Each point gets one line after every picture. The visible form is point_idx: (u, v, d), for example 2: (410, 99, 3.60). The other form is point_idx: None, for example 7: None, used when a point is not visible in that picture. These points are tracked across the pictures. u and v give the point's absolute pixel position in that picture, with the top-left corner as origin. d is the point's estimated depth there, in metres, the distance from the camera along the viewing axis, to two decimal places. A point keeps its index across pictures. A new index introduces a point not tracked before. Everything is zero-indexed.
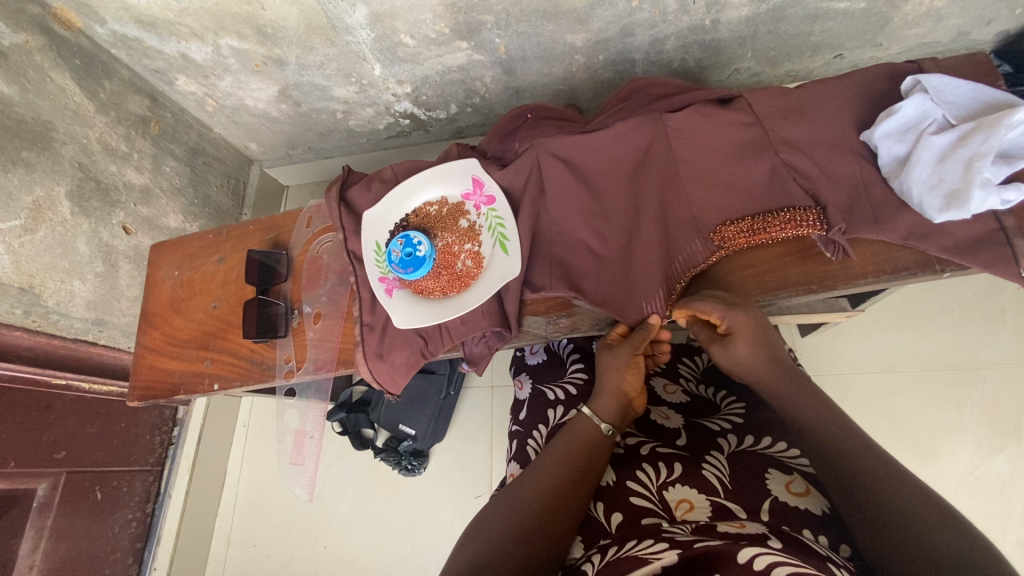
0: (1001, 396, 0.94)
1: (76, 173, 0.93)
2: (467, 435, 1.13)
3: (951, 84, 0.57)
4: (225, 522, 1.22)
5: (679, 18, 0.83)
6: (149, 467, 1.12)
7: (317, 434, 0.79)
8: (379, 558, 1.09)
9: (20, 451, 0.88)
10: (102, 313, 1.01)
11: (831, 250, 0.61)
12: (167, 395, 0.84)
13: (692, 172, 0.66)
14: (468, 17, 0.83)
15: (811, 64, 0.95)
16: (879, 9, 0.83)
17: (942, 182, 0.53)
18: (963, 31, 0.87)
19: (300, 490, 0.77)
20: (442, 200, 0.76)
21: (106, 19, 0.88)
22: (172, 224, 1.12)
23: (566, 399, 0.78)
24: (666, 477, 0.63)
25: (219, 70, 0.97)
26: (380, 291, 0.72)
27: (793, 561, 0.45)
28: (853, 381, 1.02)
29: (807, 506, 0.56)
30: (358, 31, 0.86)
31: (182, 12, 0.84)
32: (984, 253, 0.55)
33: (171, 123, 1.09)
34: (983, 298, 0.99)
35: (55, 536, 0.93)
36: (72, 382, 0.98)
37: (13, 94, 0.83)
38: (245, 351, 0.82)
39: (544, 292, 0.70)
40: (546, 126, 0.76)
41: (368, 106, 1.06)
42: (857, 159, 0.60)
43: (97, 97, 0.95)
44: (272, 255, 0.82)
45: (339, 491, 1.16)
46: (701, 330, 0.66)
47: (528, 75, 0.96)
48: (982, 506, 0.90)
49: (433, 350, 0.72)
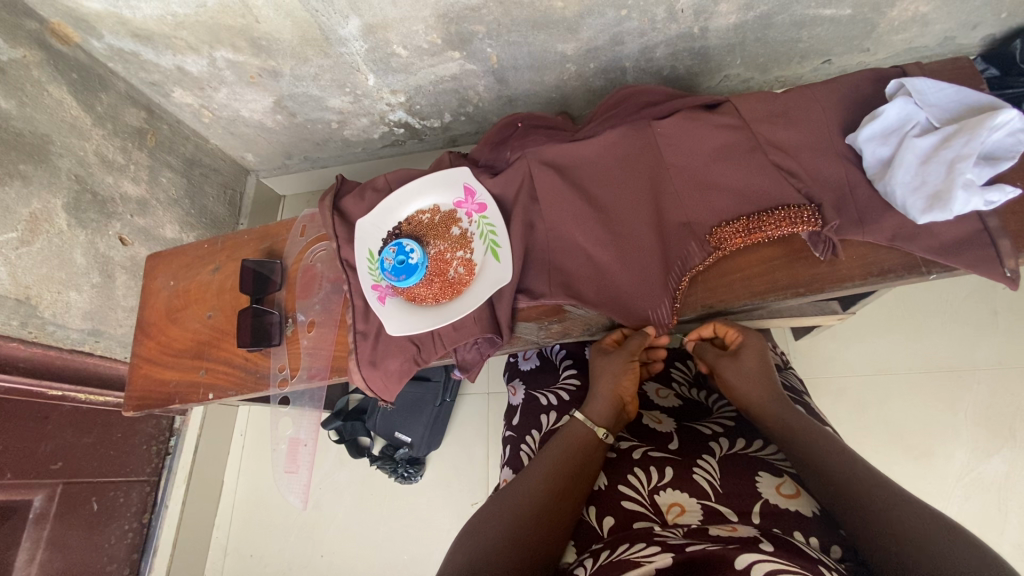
0: (995, 397, 0.94)
1: (73, 186, 0.94)
2: (464, 442, 1.13)
3: (935, 87, 0.58)
4: (222, 532, 1.21)
5: (667, 26, 0.84)
6: (146, 477, 1.12)
7: (311, 442, 0.79)
8: (377, 567, 1.08)
9: (16, 462, 0.88)
10: (98, 323, 1.02)
11: (821, 248, 0.61)
12: (162, 405, 0.85)
13: (683, 176, 0.66)
14: (459, 28, 0.84)
15: (800, 70, 0.97)
16: (864, 15, 0.84)
17: (925, 184, 0.54)
18: (949, 36, 0.88)
19: (295, 498, 0.77)
20: (435, 207, 0.76)
21: (102, 33, 0.89)
22: (168, 235, 1.13)
23: (559, 405, 0.78)
24: (657, 481, 0.63)
25: (215, 82, 0.99)
26: (373, 299, 0.73)
27: (789, 567, 0.44)
28: (848, 384, 1.02)
29: (797, 508, 0.56)
30: (351, 42, 0.87)
31: (177, 26, 0.85)
32: (968, 253, 0.55)
33: (167, 134, 1.10)
34: (975, 298, 0.99)
35: (51, 547, 0.93)
36: (69, 393, 0.98)
37: (10, 108, 0.84)
38: (240, 360, 0.82)
39: (544, 300, 0.69)
40: (536, 136, 0.76)
41: (362, 116, 1.07)
42: (843, 161, 0.61)
43: (94, 110, 0.96)
44: (266, 264, 0.83)
45: (336, 499, 1.16)
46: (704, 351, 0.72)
47: (520, 83, 0.97)
48: (979, 508, 0.90)
49: (426, 357, 0.72)
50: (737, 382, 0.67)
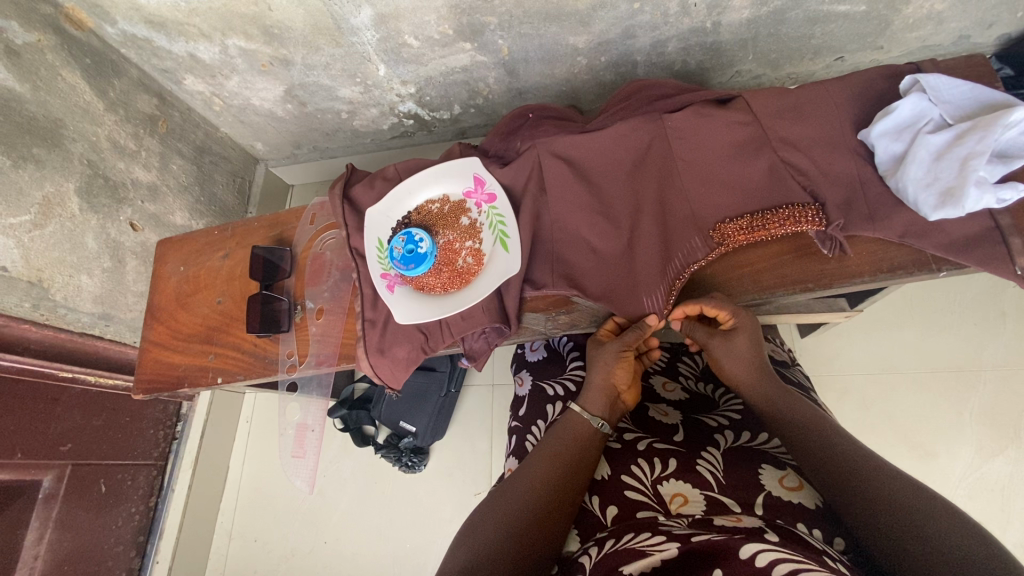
0: (1001, 399, 0.94)
1: (85, 170, 0.95)
2: (468, 432, 1.14)
3: (949, 83, 0.57)
4: (227, 516, 1.23)
5: (680, 20, 0.84)
6: (153, 461, 1.13)
7: (318, 427, 0.81)
8: (380, 554, 1.09)
9: (26, 443, 0.89)
10: (108, 308, 1.03)
11: (828, 246, 0.61)
12: (170, 389, 0.85)
13: (691, 170, 0.66)
14: (471, 19, 0.84)
15: (813, 67, 0.96)
16: (879, 12, 0.83)
17: (938, 180, 0.54)
18: (964, 34, 0.87)
19: (301, 482, 0.78)
20: (444, 198, 0.77)
21: (116, 19, 0.90)
22: (178, 221, 1.14)
23: (564, 395, 0.79)
24: (660, 472, 0.64)
25: (227, 69, 0.99)
26: (382, 287, 0.73)
27: (794, 557, 0.44)
28: (852, 382, 1.02)
29: (801, 500, 0.57)
30: (363, 31, 0.87)
31: (190, 13, 0.85)
32: (979, 251, 0.55)
33: (178, 121, 1.10)
34: (984, 299, 0.99)
35: (59, 527, 0.94)
36: (79, 375, 0.99)
37: (24, 92, 0.85)
38: (249, 346, 0.83)
39: (546, 290, 0.70)
40: (547, 126, 0.76)
41: (372, 106, 1.07)
42: (854, 158, 0.60)
43: (107, 95, 0.96)
44: (276, 252, 0.84)
45: (340, 487, 1.17)
46: (695, 328, 0.69)
47: (530, 76, 0.97)
48: (982, 508, 0.91)
49: (434, 346, 0.73)
50: (728, 361, 0.67)
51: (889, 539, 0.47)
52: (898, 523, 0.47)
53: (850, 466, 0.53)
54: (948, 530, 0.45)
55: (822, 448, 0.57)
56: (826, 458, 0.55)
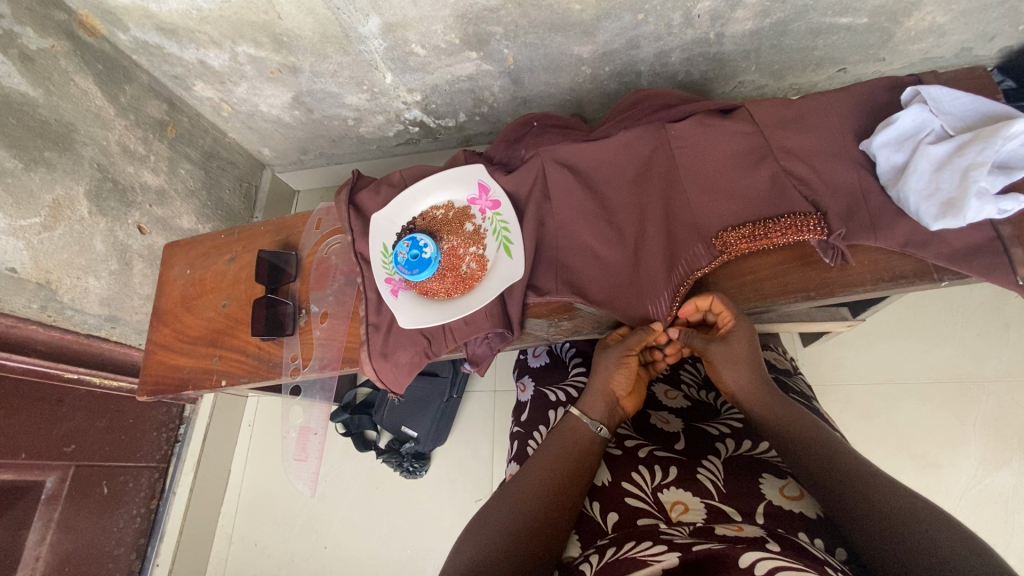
0: (1005, 410, 0.94)
1: (95, 174, 0.96)
2: (469, 437, 1.14)
3: (950, 95, 0.58)
4: (228, 520, 1.23)
5: (683, 31, 0.85)
6: (155, 463, 1.15)
7: (320, 431, 0.81)
8: (380, 560, 1.09)
9: (31, 443, 0.90)
10: (115, 310, 1.04)
11: (829, 256, 0.61)
12: (175, 390, 0.86)
13: (695, 179, 0.67)
14: (477, 28, 0.85)
15: (815, 78, 0.97)
16: (881, 24, 0.84)
17: (939, 191, 0.54)
18: (966, 47, 0.88)
19: (304, 485, 0.81)
20: (449, 204, 0.77)
21: (128, 26, 0.91)
22: (185, 225, 1.15)
23: (567, 401, 0.79)
24: (661, 479, 0.64)
25: (236, 76, 1.00)
26: (386, 292, 0.73)
27: (795, 566, 0.44)
28: (855, 391, 1.02)
29: (800, 509, 0.57)
30: (371, 40, 0.89)
31: (202, 21, 0.87)
32: (980, 261, 0.55)
33: (187, 127, 1.12)
34: (986, 309, 0.99)
35: (62, 528, 0.95)
36: (84, 377, 1.00)
37: (37, 97, 0.87)
38: (253, 349, 0.84)
39: (550, 296, 0.71)
40: (551, 134, 0.77)
41: (379, 113, 1.08)
42: (856, 167, 0.61)
43: (118, 101, 0.98)
44: (282, 256, 0.84)
45: (341, 491, 1.17)
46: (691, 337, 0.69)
47: (536, 85, 0.99)
48: (985, 520, 0.90)
49: (437, 350, 0.73)
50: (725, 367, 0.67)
51: (885, 541, 0.48)
52: (886, 528, 0.48)
53: (841, 470, 0.54)
54: (930, 534, 0.46)
55: (814, 454, 0.57)
56: (818, 463, 0.56)
